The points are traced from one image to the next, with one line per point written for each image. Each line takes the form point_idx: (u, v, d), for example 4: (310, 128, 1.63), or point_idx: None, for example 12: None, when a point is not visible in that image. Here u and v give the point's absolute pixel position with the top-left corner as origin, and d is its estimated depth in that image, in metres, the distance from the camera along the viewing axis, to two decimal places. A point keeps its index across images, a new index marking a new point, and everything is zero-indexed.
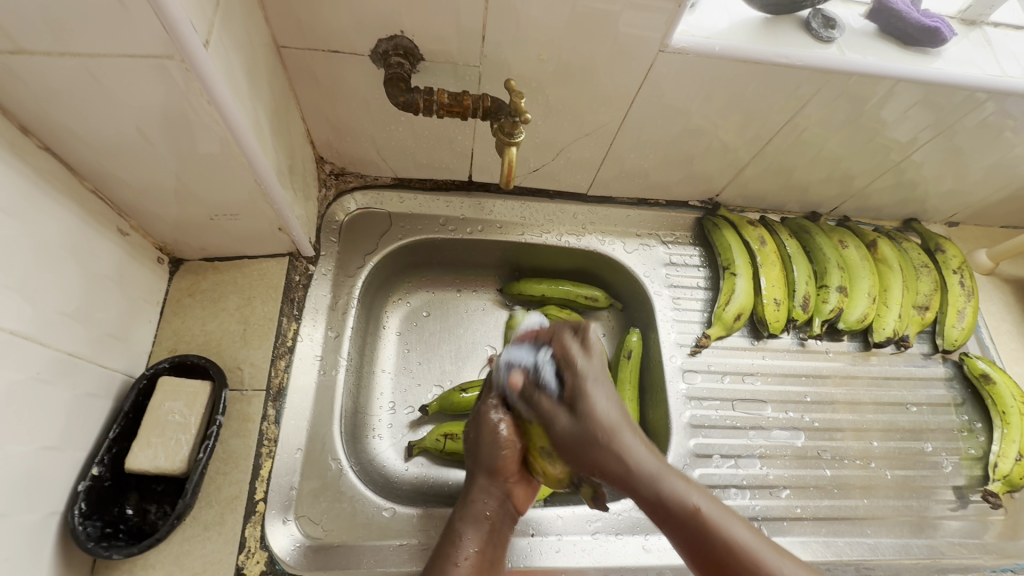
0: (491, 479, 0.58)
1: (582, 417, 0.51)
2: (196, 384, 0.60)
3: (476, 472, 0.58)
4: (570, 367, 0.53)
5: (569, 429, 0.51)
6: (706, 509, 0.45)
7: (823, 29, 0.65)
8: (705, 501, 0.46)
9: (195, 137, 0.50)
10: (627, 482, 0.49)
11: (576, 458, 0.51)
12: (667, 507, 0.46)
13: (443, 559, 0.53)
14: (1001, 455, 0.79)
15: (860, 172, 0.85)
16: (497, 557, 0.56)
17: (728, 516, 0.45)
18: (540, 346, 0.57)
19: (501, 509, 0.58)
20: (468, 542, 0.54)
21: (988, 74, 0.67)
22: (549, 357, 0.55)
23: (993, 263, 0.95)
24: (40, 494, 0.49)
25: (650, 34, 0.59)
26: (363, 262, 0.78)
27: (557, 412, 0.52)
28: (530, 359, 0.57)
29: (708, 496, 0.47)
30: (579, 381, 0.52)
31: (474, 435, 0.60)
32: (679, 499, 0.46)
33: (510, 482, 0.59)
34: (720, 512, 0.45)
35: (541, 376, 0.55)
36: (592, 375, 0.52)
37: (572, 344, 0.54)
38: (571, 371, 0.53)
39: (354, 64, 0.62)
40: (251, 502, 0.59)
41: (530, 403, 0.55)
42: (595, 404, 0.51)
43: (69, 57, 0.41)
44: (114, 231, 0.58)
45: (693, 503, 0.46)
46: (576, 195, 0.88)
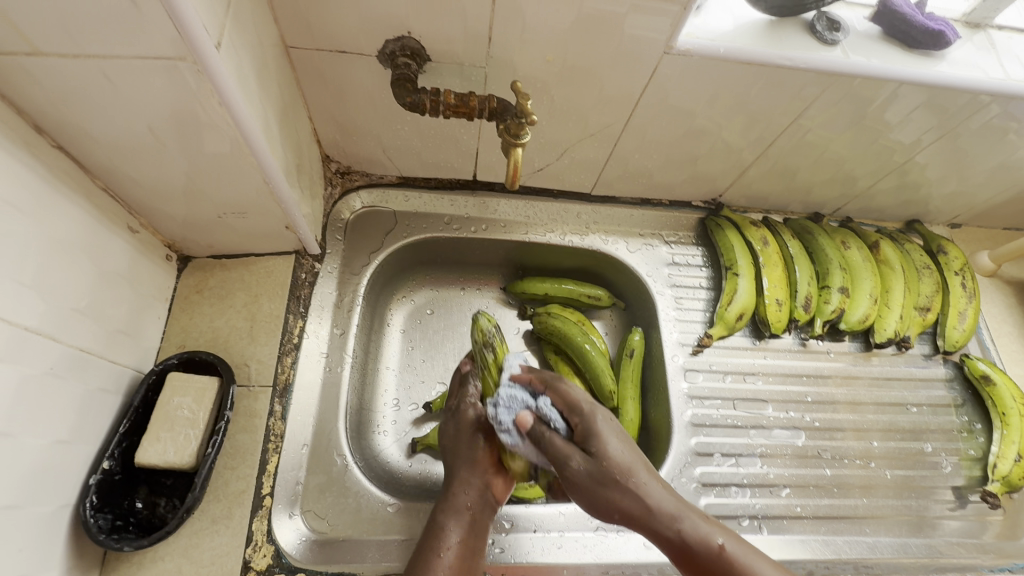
0: (470, 469, 0.61)
1: (596, 456, 0.54)
2: (204, 380, 0.61)
3: (455, 466, 0.62)
4: (573, 411, 0.57)
5: (585, 467, 0.54)
6: (732, 548, 0.49)
7: (828, 32, 0.65)
8: (730, 541, 0.50)
9: (205, 137, 0.50)
10: (649, 525, 0.52)
11: (592, 500, 0.54)
12: (691, 544, 0.50)
13: (425, 552, 0.56)
14: (1001, 456, 0.79)
15: (863, 174, 0.85)
16: (478, 548, 0.58)
17: (748, 552, 0.49)
18: (538, 392, 0.60)
19: (482, 498, 0.60)
20: (449, 533, 0.57)
21: (992, 77, 0.67)
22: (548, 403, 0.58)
23: (995, 265, 0.95)
24: (53, 487, 0.49)
25: (655, 36, 0.59)
26: (368, 260, 0.79)
27: (571, 452, 0.55)
28: (529, 398, 0.59)
29: (730, 534, 0.51)
30: (589, 422, 0.56)
31: (455, 431, 0.64)
32: (703, 540, 0.50)
33: (488, 474, 0.61)
34: (742, 548, 0.49)
35: (544, 411, 0.58)
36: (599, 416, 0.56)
37: (567, 391, 0.58)
38: (579, 415, 0.56)
39: (361, 64, 0.62)
40: (258, 496, 0.60)
41: (539, 442, 0.57)
42: (607, 446, 0.54)
43: (84, 59, 0.41)
44: (124, 229, 0.59)
45: (717, 542, 0.50)
46: (580, 194, 0.88)
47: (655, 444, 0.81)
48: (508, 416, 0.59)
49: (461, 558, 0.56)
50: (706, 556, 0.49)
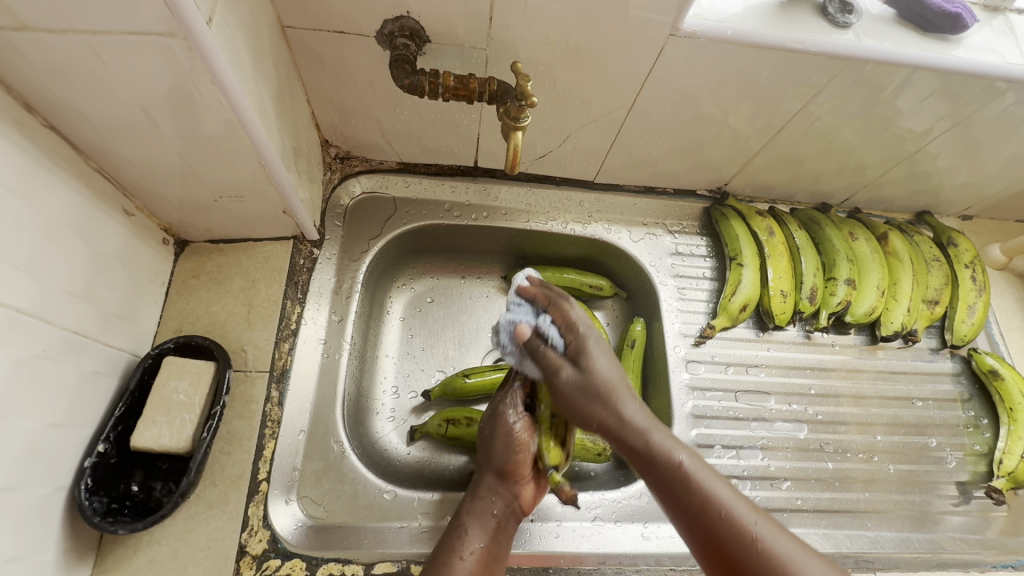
0: (501, 480, 0.60)
1: (584, 369, 0.57)
2: (200, 364, 0.60)
3: (484, 471, 0.61)
4: (569, 329, 0.59)
5: (573, 378, 0.57)
6: (692, 466, 0.49)
7: (840, 14, 0.63)
8: (692, 459, 0.50)
9: (199, 117, 0.49)
10: (616, 429, 0.54)
11: (575, 411, 0.57)
12: (659, 462, 0.51)
13: (447, 552, 0.55)
14: (1007, 452, 0.78)
15: (873, 163, 0.83)
16: (501, 554, 0.57)
17: (710, 476, 0.49)
18: (540, 309, 0.63)
19: (507, 508, 0.60)
20: (474, 537, 0.56)
21: (1009, 62, 0.65)
22: (549, 320, 0.61)
23: (1007, 258, 0.93)
24: (47, 469, 0.49)
25: (661, 17, 0.57)
26: (367, 246, 0.78)
27: (562, 364, 0.58)
28: (532, 314, 0.63)
29: (695, 457, 0.51)
30: (583, 342, 0.58)
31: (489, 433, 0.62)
32: (666, 454, 0.50)
33: (520, 485, 0.60)
34: (702, 470, 0.49)
35: (544, 330, 0.61)
36: (591, 335, 0.59)
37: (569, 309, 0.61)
38: (572, 333, 0.59)
39: (358, 45, 0.61)
40: (255, 482, 0.60)
41: (535, 352, 0.60)
42: (594, 360, 0.57)
43: (72, 34, 0.40)
44: (119, 211, 0.58)
45: (679, 459, 0.50)
46: (583, 182, 0.87)
47: None
48: (509, 334, 0.63)
49: (484, 564, 0.55)
50: (670, 473, 0.49)
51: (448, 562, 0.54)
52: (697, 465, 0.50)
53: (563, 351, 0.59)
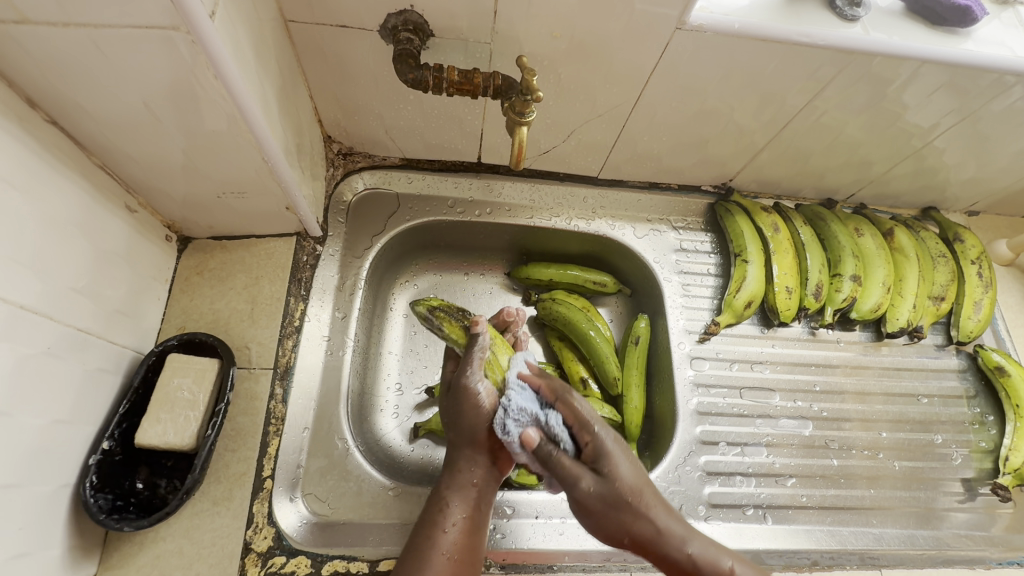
0: (476, 449, 0.56)
1: (607, 476, 0.49)
2: (204, 361, 0.60)
3: (459, 442, 0.56)
4: (583, 429, 0.52)
5: (596, 487, 0.49)
6: (744, 574, 0.45)
7: (848, 8, 0.63)
8: (741, 567, 0.45)
9: (203, 112, 0.49)
10: (653, 544, 0.47)
11: (602, 518, 0.49)
12: (701, 571, 0.45)
13: (428, 527, 0.52)
14: (1013, 448, 0.78)
15: (879, 158, 0.82)
16: (483, 524, 0.54)
17: None
18: (546, 402, 0.55)
19: (488, 474, 0.56)
20: (455, 509, 0.53)
21: (1019, 56, 0.65)
22: (558, 419, 0.53)
23: (1013, 254, 0.92)
24: (52, 466, 0.49)
25: (667, 11, 0.57)
26: (370, 243, 0.78)
27: (581, 474, 0.50)
28: (535, 406, 0.55)
29: (747, 564, 0.46)
30: (602, 451, 0.50)
31: (453, 404, 0.56)
32: (712, 565, 0.45)
33: (494, 451, 0.56)
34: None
35: (553, 429, 0.53)
36: (607, 438, 0.51)
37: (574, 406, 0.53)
38: (587, 432, 0.51)
39: (361, 40, 0.61)
40: (259, 479, 0.60)
41: (545, 459, 0.52)
42: (618, 466, 0.50)
43: (74, 28, 0.40)
44: (122, 208, 0.58)
45: (728, 569, 0.44)
46: (586, 178, 0.86)
47: (659, 432, 0.80)
48: (514, 426, 0.54)
49: (468, 533, 0.52)
50: None
51: (431, 536, 0.51)
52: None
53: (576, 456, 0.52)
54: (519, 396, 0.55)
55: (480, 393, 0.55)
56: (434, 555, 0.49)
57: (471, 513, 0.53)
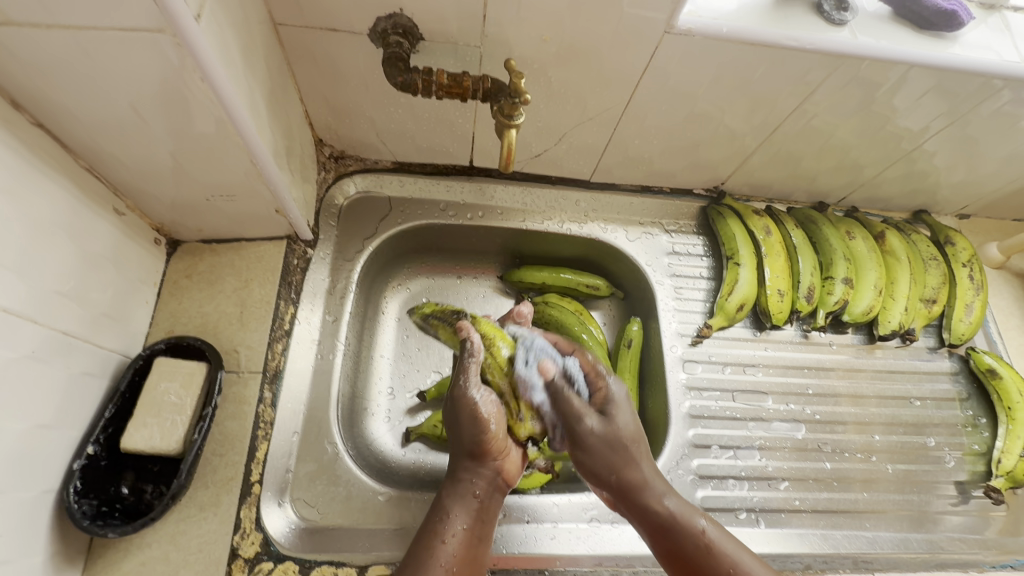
0: (477, 459, 0.56)
1: (611, 418, 0.57)
2: (192, 365, 0.60)
3: (459, 452, 0.57)
4: (598, 376, 0.60)
5: (600, 428, 0.57)
6: (714, 535, 0.52)
7: (835, 12, 0.63)
8: (714, 530, 0.53)
9: (190, 115, 0.49)
10: (634, 491, 0.55)
11: (602, 454, 0.56)
12: (678, 533, 0.53)
13: (428, 536, 0.52)
14: (1006, 451, 0.78)
15: (870, 162, 0.83)
16: (486, 534, 0.54)
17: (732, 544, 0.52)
18: (563, 352, 0.63)
19: (489, 485, 0.56)
20: (456, 518, 0.53)
21: (1006, 59, 0.65)
22: (577, 365, 0.61)
23: (1004, 256, 0.93)
24: (35, 471, 0.49)
25: (655, 15, 0.57)
26: (362, 246, 0.78)
27: (587, 413, 0.58)
28: (556, 354, 0.62)
29: (716, 525, 0.54)
30: (612, 398, 0.59)
31: (453, 416, 0.58)
32: (687, 522, 0.53)
33: (498, 459, 0.57)
34: (722, 538, 0.52)
35: (571, 372, 0.60)
36: (618, 393, 0.60)
37: (586, 366, 0.61)
38: (600, 380, 0.60)
39: (351, 43, 0.61)
40: (247, 484, 0.59)
41: (555, 394, 0.59)
42: (620, 415, 0.58)
43: (58, 30, 0.40)
44: (110, 211, 0.57)
45: (700, 528, 0.53)
46: (578, 181, 0.86)
47: (653, 436, 0.79)
48: (534, 360, 0.61)
49: (469, 546, 0.52)
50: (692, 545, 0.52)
51: (431, 547, 0.50)
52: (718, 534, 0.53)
53: (586, 400, 0.59)
54: (537, 347, 0.62)
55: (476, 400, 0.57)
56: (434, 565, 0.49)
57: (473, 523, 0.54)
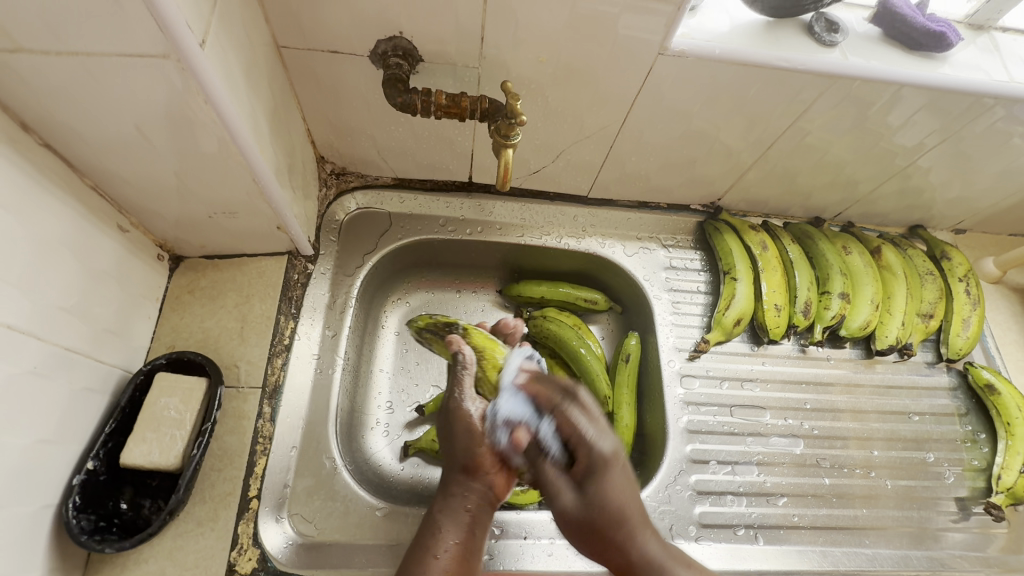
0: (468, 473, 0.54)
1: (589, 496, 0.50)
2: (192, 380, 0.60)
3: (451, 467, 0.56)
4: (578, 444, 0.52)
5: (573, 509, 0.51)
6: None
7: (827, 33, 0.64)
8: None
9: (193, 136, 0.50)
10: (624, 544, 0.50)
11: (585, 522, 0.51)
12: None
13: (420, 553, 0.49)
14: (1005, 467, 0.77)
15: (864, 178, 0.84)
16: (476, 548, 0.51)
17: None
18: (541, 410, 0.56)
19: (482, 498, 0.54)
20: (447, 534, 0.50)
21: (995, 79, 0.66)
22: (549, 428, 0.54)
23: (1000, 271, 0.93)
24: (35, 486, 0.49)
25: (649, 37, 0.58)
26: (362, 261, 0.79)
27: (563, 487, 0.52)
28: (530, 414, 0.56)
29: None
30: (594, 471, 0.51)
31: (448, 426, 0.58)
32: None
33: (490, 473, 0.55)
34: None
35: (543, 436, 0.54)
36: (606, 452, 0.51)
37: (575, 415, 0.53)
38: (583, 448, 0.52)
39: (352, 64, 0.62)
40: (245, 499, 0.60)
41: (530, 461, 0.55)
42: (602, 491, 0.50)
43: (67, 56, 0.41)
44: (114, 228, 0.59)
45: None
46: (576, 197, 0.87)
47: (652, 452, 0.79)
48: (503, 433, 0.56)
49: (462, 560, 0.49)
50: None
51: (422, 560, 0.48)
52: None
53: (565, 469, 0.53)
54: (509, 404, 0.57)
55: (470, 412, 0.57)
56: None
57: (466, 535, 0.51)
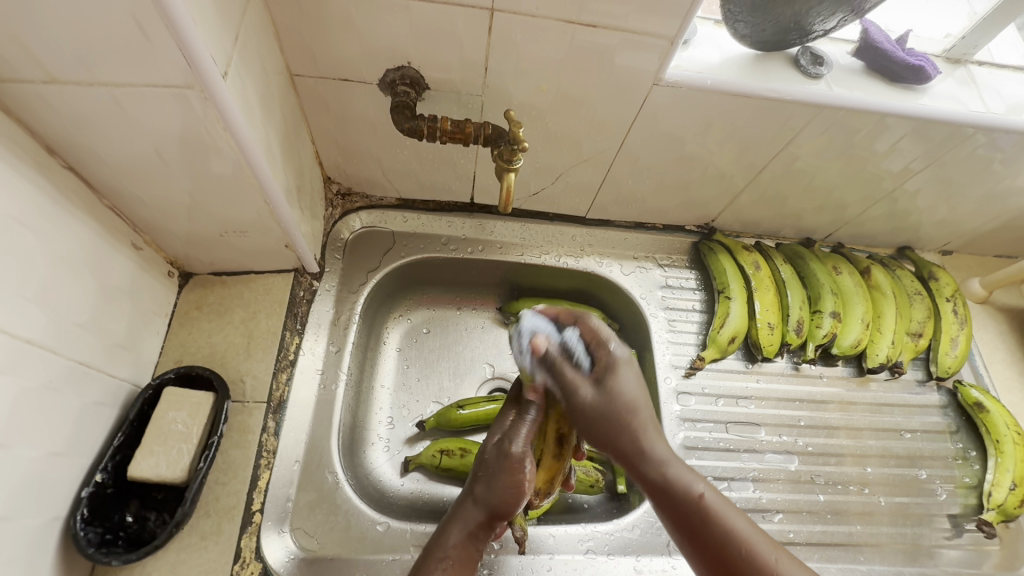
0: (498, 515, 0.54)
1: (606, 391, 0.55)
2: (199, 395, 0.62)
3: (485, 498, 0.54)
4: (600, 345, 0.56)
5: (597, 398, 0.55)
6: (711, 499, 0.50)
7: (811, 66, 0.68)
8: (709, 490, 0.51)
9: (211, 159, 0.53)
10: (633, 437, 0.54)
11: (593, 422, 0.55)
12: (673, 490, 0.52)
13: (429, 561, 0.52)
14: (996, 484, 0.79)
15: (853, 201, 0.87)
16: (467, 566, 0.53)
17: (731, 512, 0.49)
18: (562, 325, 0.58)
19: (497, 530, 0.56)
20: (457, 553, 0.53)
21: (973, 110, 0.70)
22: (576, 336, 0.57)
23: (987, 291, 0.96)
24: (45, 498, 0.50)
25: (645, 68, 0.62)
26: (366, 278, 0.81)
27: (582, 383, 0.55)
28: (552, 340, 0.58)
29: (714, 490, 0.52)
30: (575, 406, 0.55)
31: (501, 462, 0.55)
32: (683, 485, 0.51)
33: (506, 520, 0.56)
34: (721, 504, 0.50)
35: (569, 346, 0.57)
36: (591, 396, 0.55)
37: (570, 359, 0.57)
38: (603, 349, 0.56)
39: (362, 91, 0.65)
40: (248, 513, 0.60)
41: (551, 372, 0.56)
42: (619, 382, 0.55)
43: (97, 86, 0.44)
44: (128, 245, 0.60)
45: (694, 487, 0.51)
46: (575, 217, 0.90)
47: None
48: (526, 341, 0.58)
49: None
50: (685, 502, 0.50)
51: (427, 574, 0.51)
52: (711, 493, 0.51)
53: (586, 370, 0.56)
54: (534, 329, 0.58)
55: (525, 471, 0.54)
56: None
57: (464, 558, 0.53)
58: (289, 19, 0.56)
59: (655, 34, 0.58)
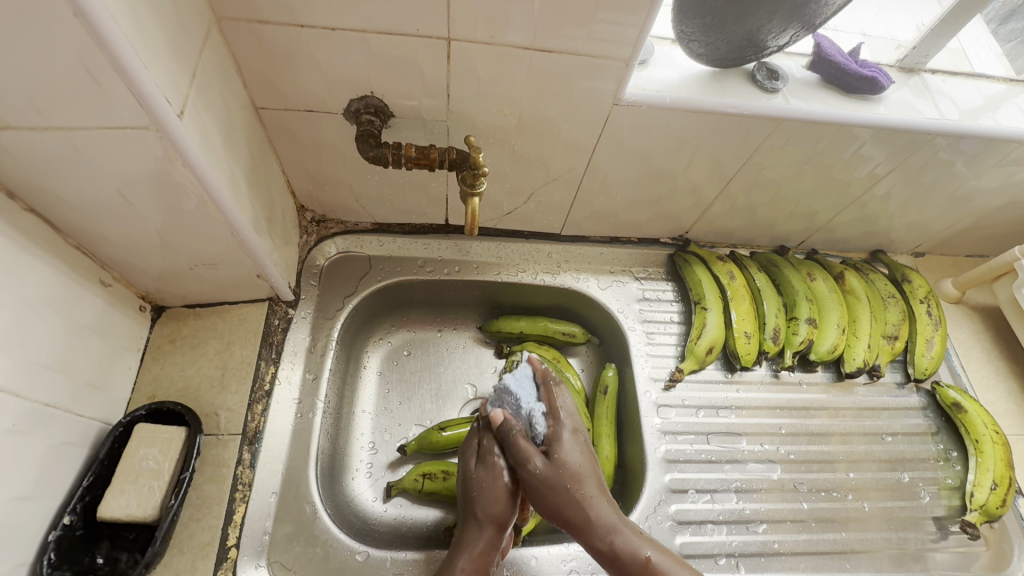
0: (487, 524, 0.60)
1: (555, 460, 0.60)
2: (171, 430, 0.61)
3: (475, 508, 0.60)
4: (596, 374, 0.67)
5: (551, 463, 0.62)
6: (657, 560, 0.56)
7: (767, 81, 0.69)
8: (657, 553, 0.56)
9: (174, 197, 0.53)
10: (594, 535, 0.57)
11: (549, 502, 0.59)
12: (623, 557, 0.56)
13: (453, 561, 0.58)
14: (977, 484, 0.79)
15: (822, 208, 0.88)
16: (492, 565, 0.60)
17: (673, 565, 0.56)
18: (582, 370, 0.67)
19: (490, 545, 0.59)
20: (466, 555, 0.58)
21: (927, 117, 0.71)
22: None
23: (959, 291, 0.97)
24: (8, 544, 0.49)
25: (604, 89, 0.63)
26: (342, 304, 0.80)
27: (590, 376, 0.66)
28: None
29: (659, 549, 0.57)
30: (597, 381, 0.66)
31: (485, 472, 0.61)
32: (632, 552, 0.57)
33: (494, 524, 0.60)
34: (665, 561, 0.56)
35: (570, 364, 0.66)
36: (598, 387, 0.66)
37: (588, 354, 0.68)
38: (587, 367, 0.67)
39: (327, 122, 0.66)
40: (223, 549, 0.60)
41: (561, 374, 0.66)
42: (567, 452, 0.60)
43: (54, 131, 0.44)
44: (97, 283, 0.61)
45: (644, 554, 0.56)
46: (550, 235, 0.91)
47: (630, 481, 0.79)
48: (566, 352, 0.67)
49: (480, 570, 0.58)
50: (634, 565, 0.56)
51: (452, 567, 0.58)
52: (659, 556, 0.57)
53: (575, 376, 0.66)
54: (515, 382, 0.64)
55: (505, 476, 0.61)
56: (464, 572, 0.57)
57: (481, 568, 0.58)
58: (249, 55, 0.57)
59: (610, 57, 0.59)
